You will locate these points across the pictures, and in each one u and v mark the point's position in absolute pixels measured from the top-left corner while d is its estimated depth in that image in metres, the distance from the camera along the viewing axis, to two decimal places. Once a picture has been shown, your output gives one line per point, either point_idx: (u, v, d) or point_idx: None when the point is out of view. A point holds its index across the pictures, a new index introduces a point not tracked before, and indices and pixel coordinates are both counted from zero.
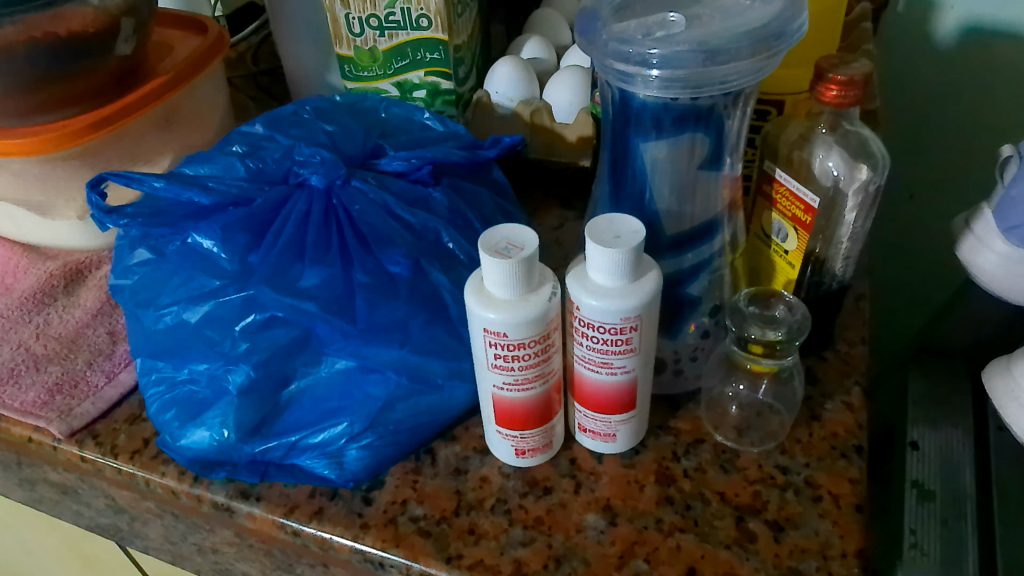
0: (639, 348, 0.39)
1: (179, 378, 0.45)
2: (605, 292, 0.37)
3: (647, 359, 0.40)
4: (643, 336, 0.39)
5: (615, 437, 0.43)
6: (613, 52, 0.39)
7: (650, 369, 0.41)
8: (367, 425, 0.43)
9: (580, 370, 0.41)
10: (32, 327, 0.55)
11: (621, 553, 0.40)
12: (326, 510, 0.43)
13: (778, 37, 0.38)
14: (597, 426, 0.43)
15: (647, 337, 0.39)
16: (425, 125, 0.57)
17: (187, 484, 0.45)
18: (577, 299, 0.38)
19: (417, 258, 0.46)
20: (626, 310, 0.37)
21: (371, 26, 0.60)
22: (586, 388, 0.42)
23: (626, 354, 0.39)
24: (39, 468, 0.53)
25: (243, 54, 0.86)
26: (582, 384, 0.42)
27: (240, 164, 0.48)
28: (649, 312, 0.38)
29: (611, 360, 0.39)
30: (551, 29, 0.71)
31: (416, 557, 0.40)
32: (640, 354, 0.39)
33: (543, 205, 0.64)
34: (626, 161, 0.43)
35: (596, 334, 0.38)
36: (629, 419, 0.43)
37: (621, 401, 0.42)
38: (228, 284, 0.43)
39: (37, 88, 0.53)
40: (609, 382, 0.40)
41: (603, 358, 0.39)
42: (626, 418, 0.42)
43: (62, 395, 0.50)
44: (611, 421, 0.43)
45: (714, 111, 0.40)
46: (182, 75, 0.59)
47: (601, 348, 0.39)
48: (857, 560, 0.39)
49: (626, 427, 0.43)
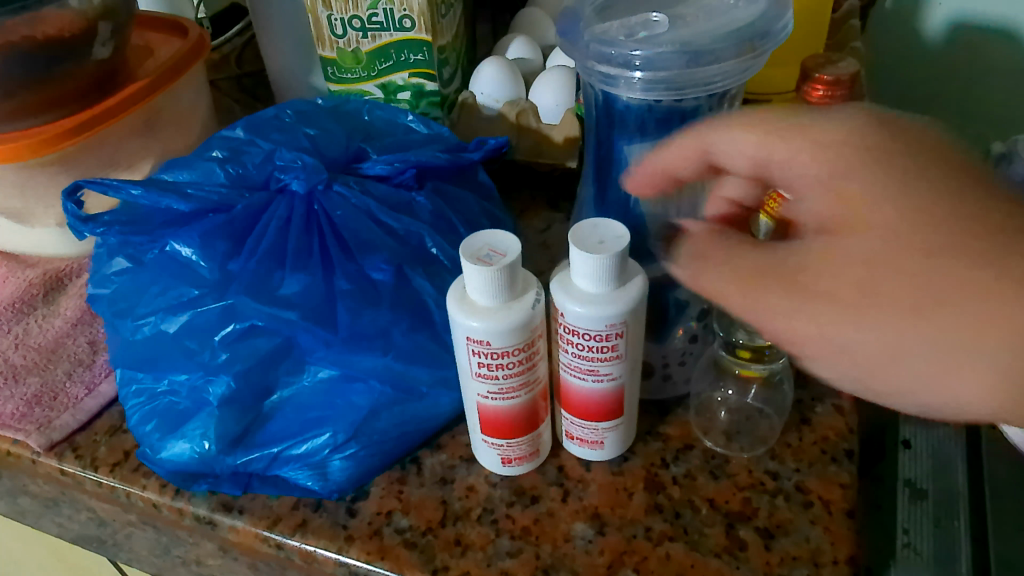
0: (625, 355, 0.38)
1: (159, 390, 0.44)
2: (589, 297, 0.36)
3: (634, 365, 0.40)
4: (629, 342, 0.38)
5: (603, 444, 0.43)
6: (595, 53, 0.38)
7: (636, 376, 0.41)
8: (350, 435, 0.42)
9: (565, 377, 0.41)
10: (11, 337, 0.54)
11: (610, 563, 0.39)
12: (310, 522, 0.42)
13: (764, 36, 0.37)
14: (584, 433, 0.42)
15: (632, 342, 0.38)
16: (409, 127, 0.56)
17: (168, 497, 0.44)
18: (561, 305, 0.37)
19: (399, 265, 0.45)
20: (611, 316, 0.36)
21: (354, 27, 0.59)
22: (572, 396, 0.41)
23: (611, 361, 0.38)
24: (20, 481, 0.52)
25: (228, 56, 0.85)
26: (569, 393, 0.41)
27: (219, 170, 0.47)
28: (635, 318, 0.37)
29: (596, 366, 0.39)
30: (536, 29, 0.71)
31: (401, 570, 0.40)
32: (626, 361, 0.39)
33: (529, 206, 0.63)
34: (611, 163, 0.43)
35: (580, 342, 0.38)
36: (617, 426, 0.42)
37: (609, 409, 0.41)
38: (207, 293, 0.42)
39: (14, 94, 0.52)
40: (596, 390, 0.40)
41: (588, 365, 0.39)
42: (614, 425, 0.42)
43: (41, 407, 0.49)
44: (599, 428, 0.42)
45: (700, 112, 0.39)
46: (164, 78, 0.58)
47: (586, 355, 0.38)
48: (848, 567, 0.38)
49: (613, 434, 0.42)
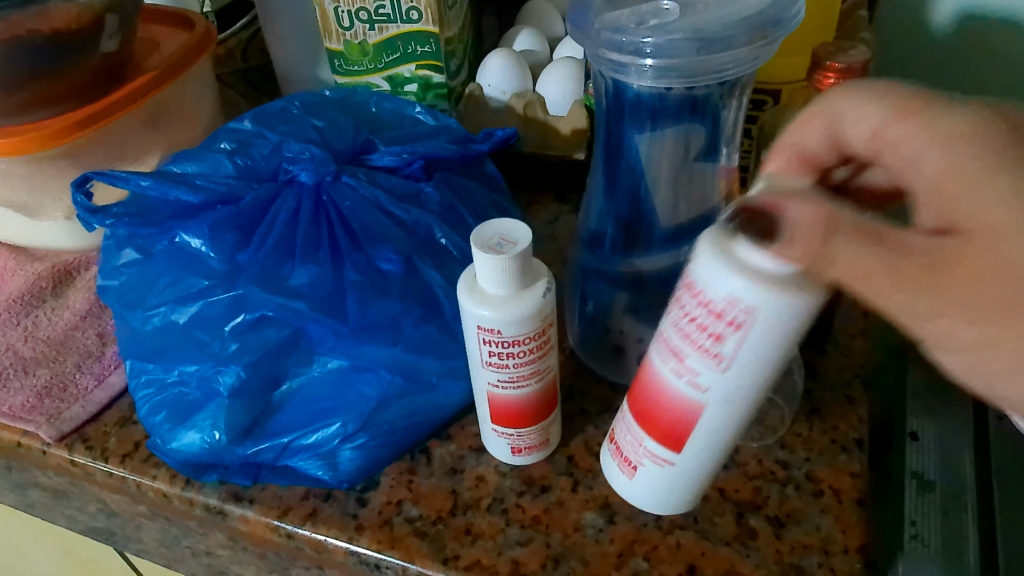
0: (733, 367, 0.30)
1: (169, 380, 0.44)
2: (742, 273, 0.27)
3: (736, 399, 0.31)
4: (744, 346, 0.29)
5: (641, 475, 0.38)
6: (607, 41, 0.38)
7: (733, 419, 0.33)
8: (360, 425, 0.42)
9: (648, 376, 0.35)
10: (20, 330, 0.54)
11: (621, 552, 0.39)
12: (320, 511, 0.42)
13: (775, 24, 0.37)
14: (627, 445, 0.38)
15: (757, 355, 0.29)
16: (416, 119, 0.56)
17: (179, 487, 0.44)
18: (703, 281, 0.29)
19: (408, 255, 0.45)
20: (749, 292, 0.27)
21: (361, 19, 0.59)
22: (638, 404, 0.36)
23: (699, 394, 0.32)
24: (30, 473, 0.52)
25: (233, 50, 0.85)
26: (647, 404, 0.35)
27: (227, 161, 0.47)
28: (778, 318, 0.28)
29: (687, 392, 0.32)
30: (543, 21, 0.70)
31: (412, 559, 0.40)
32: (733, 378, 0.31)
33: (537, 198, 0.63)
34: (620, 155, 0.43)
35: (683, 347, 0.32)
36: (661, 463, 0.36)
37: (670, 447, 0.35)
38: (216, 284, 0.42)
39: (21, 87, 0.52)
40: (667, 419, 0.34)
41: (680, 353, 0.32)
42: (660, 460, 0.36)
43: (51, 398, 0.49)
44: (648, 455, 0.37)
45: (710, 101, 0.40)
46: (170, 72, 0.58)
47: (698, 330, 0.30)
48: (859, 555, 0.38)
49: (652, 469, 0.37)
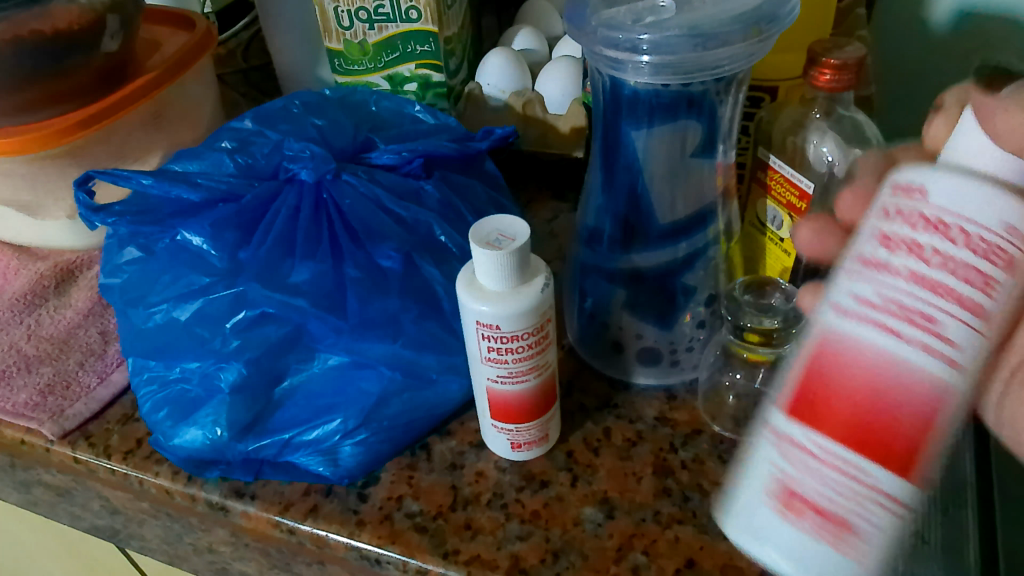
0: (981, 313, 0.26)
1: (171, 377, 0.44)
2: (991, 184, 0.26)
3: (967, 363, 0.27)
4: (993, 284, 0.26)
5: (802, 516, 0.29)
6: (603, 38, 0.38)
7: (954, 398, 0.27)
8: (361, 421, 0.43)
9: (839, 358, 0.28)
10: (24, 328, 0.54)
11: (620, 546, 0.39)
12: (321, 507, 0.43)
13: (770, 20, 0.37)
14: (796, 476, 0.29)
15: (1004, 309, 0.27)
16: (416, 117, 0.56)
17: (181, 483, 0.45)
18: (945, 210, 0.26)
19: (408, 252, 0.45)
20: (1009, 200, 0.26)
21: (361, 19, 0.60)
22: (802, 410, 0.29)
23: (940, 360, 0.27)
24: (34, 470, 0.52)
25: (234, 51, 0.85)
26: (831, 394, 0.28)
27: (229, 160, 0.47)
28: None
29: (912, 359, 0.27)
30: (542, 20, 0.71)
31: (412, 554, 0.40)
32: (975, 329, 0.26)
33: (537, 197, 0.63)
34: (617, 151, 0.43)
35: (907, 296, 0.27)
36: (851, 489, 0.28)
37: (869, 460, 0.28)
38: (217, 281, 0.42)
39: (23, 87, 0.52)
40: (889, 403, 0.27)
41: (899, 311, 0.27)
42: (848, 476, 0.28)
43: (54, 396, 0.49)
44: (837, 479, 0.28)
45: (707, 96, 0.40)
46: (171, 71, 0.59)
47: (925, 274, 0.27)
48: None
49: (839, 505, 0.28)
